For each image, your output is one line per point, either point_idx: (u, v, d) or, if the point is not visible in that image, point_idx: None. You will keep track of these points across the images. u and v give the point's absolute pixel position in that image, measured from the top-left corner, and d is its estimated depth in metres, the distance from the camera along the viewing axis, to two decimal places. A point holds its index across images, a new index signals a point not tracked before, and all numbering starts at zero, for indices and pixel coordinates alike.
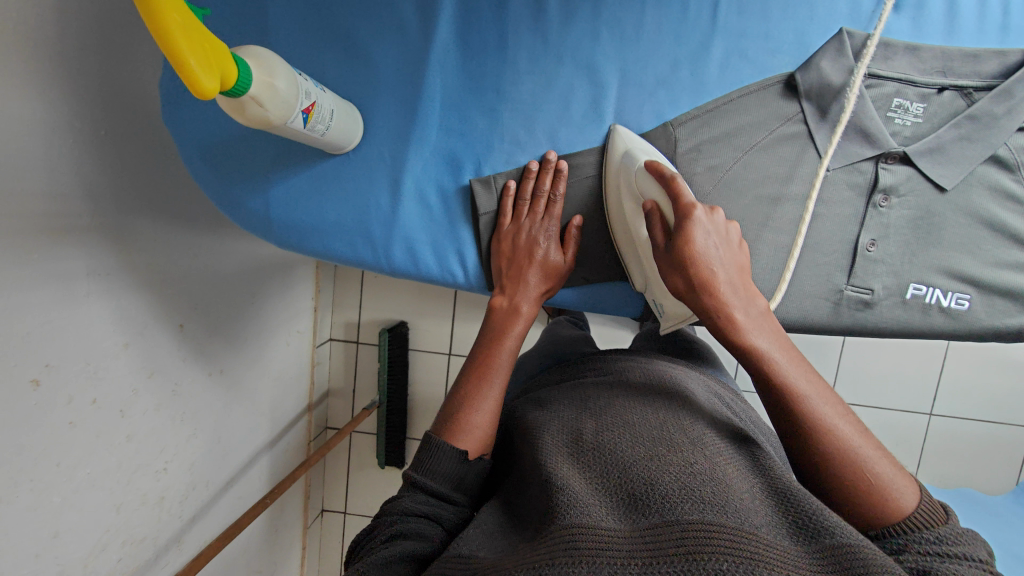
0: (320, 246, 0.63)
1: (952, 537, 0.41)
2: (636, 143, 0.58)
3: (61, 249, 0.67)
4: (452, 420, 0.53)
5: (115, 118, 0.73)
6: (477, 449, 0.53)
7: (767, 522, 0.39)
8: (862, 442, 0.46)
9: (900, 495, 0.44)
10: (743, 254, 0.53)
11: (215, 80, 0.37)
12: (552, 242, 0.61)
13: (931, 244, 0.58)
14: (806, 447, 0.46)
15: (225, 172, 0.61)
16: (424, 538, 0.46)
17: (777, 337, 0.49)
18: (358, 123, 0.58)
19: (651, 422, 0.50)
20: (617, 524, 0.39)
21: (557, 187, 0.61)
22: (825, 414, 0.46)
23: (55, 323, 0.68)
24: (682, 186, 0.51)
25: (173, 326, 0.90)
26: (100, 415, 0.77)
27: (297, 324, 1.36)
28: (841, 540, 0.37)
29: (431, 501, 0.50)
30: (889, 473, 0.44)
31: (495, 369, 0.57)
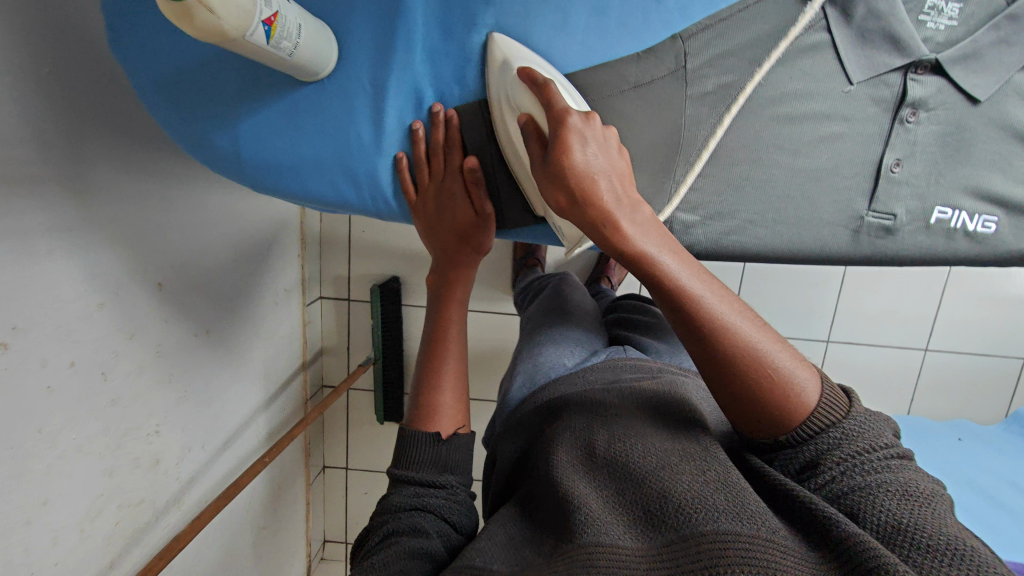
0: (299, 188, 0.58)
1: (858, 432, 0.46)
2: (515, 50, 0.52)
3: (15, 203, 0.62)
4: (421, 409, 0.64)
5: (59, 53, 0.66)
6: (450, 424, 0.64)
7: (775, 523, 0.42)
8: (767, 340, 0.47)
9: (802, 391, 0.46)
10: (623, 161, 0.51)
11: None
12: (462, 195, 0.63)
13: (960, 163, 0.54)
14: (712, 355, 0.46)
15: (185, 104, 0.54)
16: (420, 530, 0.53)
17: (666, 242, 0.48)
18: (330, 44, 0.51)
19: (659, 425, 0.52)
20: (636, 542, 0.43)
21: (451, 137, 0.58)
22: (724, 313, 0.46)
23: (16, 283, 0.63)
24: (556, 94, 0.49)
25: (150, 285, 0.85)
26: (80, 379, 0.74)
27: (285, 282, 1.31)
28: (847, 532, 0.39)
29: (417, 494, 0.58)
30: (789, 368, 0.46)
31: (448, 350, 0.69)
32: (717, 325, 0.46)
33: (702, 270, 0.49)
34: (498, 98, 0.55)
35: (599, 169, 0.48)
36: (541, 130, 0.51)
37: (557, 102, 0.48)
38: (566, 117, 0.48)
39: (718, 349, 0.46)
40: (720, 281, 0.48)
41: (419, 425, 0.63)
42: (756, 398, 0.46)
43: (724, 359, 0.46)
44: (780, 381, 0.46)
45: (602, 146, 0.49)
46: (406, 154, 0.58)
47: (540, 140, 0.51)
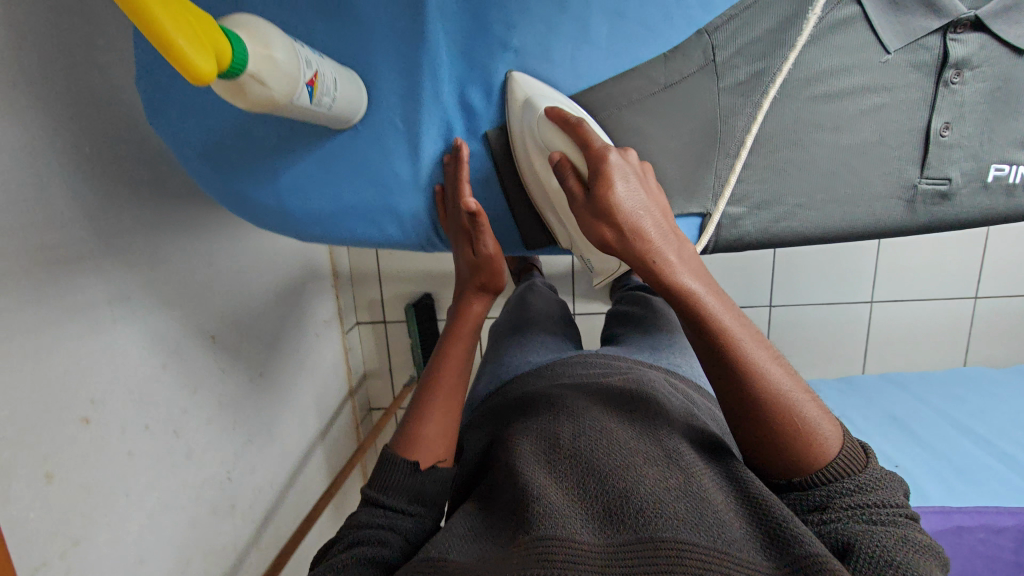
0: (345, 232, 0.59)
1: (870, 484, 0.44)
2: (537, 89, 0.53)
3: (77, 282, 0.64)
4: (405, 434, 0.57)
5: (98, 132, 0.68)
6: (429, 458, 0.55)
7: (738, 537, 0.39)
8: (795, 390, 0.46)
9: (826, 439, 0.45)
10: (660, 197, 0.51)
11: (223, 45, 0.32)
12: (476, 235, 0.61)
13: (1011, 118, 0.53)
14: (744, 392, 0.45)
15: (226, 165, 0.55)
16: (383, 544, 0.48)
17: (706, 281, 0.48)
18: (360, 90, 0.52)
19: (629, 428, 0.49)
20: (590, 537, 0.40)
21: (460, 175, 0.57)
22: (757, 357, 0.46)
23: (89, 358, 0.66)
24: (591, 133, 0.49)
25: (205, 339, 0.88)
26: (156, 439, 0.77)
27: (323, 314, 1.33)
28: (810, 550, 0.37)
29: (388, 513, 0.52)
30: (818, 419, 0.45)
31: (446, 378, 0.61)
32: (748, 364, 0.45)
33: (734, 310, 0.48)
34: (520, 134, 0.55)
35: (641, 206, 0.47)
36: (577, 168, 0.51)
37: (595, 143, 0.49)
38: (606, 157, 0.48)
39: (744, 384, 0.45)
40: (754, 325, 0.47)
41: (398, 451, 0.55)
42: (780, 438, 0.45)
43: (750, 394, 0.45)
44: (805, 429, 0.45)
45: (638, 182, 0.49)
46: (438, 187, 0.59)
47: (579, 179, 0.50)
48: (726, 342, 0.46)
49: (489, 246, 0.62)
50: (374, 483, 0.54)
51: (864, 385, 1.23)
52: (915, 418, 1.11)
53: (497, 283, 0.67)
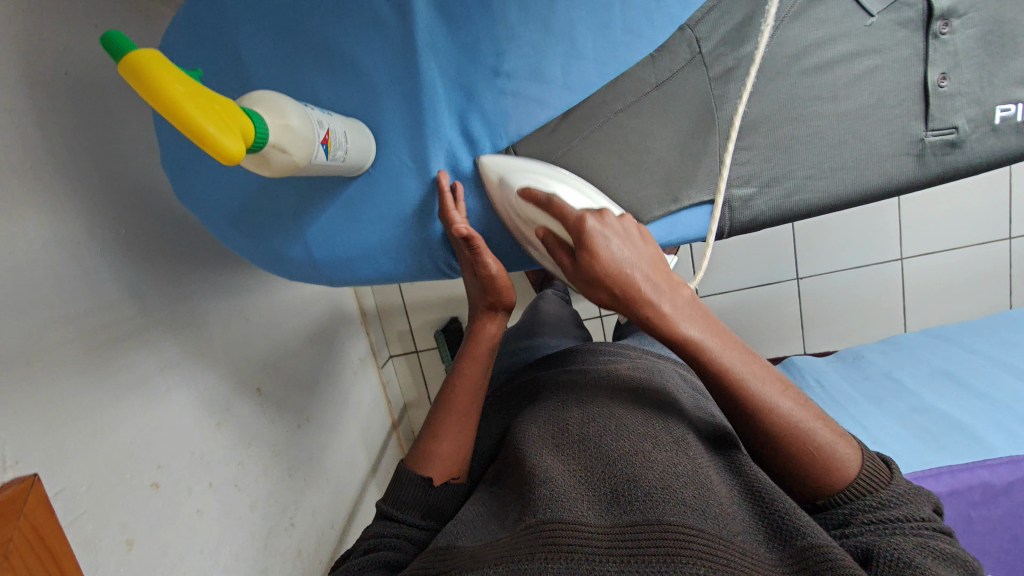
0: (372, 272, 0.62)
1: (894, 500, 0.46)
2: (509, 167, 0.57)
3: (132, 356, 0.68)
4: (421, 452, 0.61)
5: (133, 214, 0.72)
6: (442, 474, 0.60)
7: (744, 529, 0.41)
8: (808, 418, 0.48)
9: (845, 463, 0.48)
10: (654, 248, 0.51)
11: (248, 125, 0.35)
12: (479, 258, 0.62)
13: (1007, 58, 0.52)
14: (757, 427, 0.49)
15: (257, 229, 0.60)
16: (398, 549, 0.53)
17: (706, 324, 0.50)
18: (367, 137, 0.55)
19: (636, 417, 0.51)
20: (596, 519, 0.42)
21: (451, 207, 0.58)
22: (767, 394, 0.48)
23: (151, 426, 0.69)
24: (565, 206, 0.52)
25: (252, 392, 0.91)
26: (221, 495, 0.80)
27: (358, 352, 1.37)
28: (813, 541, 0.39)
29: (403, 523, 0.56)
30: (831, 443, 0.48)
31: (460, 397, 0.65)
32: (758, 403, 0.48)
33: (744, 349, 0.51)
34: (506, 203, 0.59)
35: (629, 262, 0.49)
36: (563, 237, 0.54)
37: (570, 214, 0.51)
38: (585, 226, 0.49)
39: (761, 420, 0.48)
40: (759, 360, 0.50)
41: (413, 467, 0.60)
42: (800, 461, 0.48)
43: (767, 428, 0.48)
44: (820, 454, 0.48)
45: (625, 238, 0.51)
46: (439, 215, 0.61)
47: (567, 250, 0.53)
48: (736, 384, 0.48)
49: (491, 266, 0.62)
50: (388, 500, 0.58)
51: (907, 343, 1.21)
52: (966, 369, 1.09)
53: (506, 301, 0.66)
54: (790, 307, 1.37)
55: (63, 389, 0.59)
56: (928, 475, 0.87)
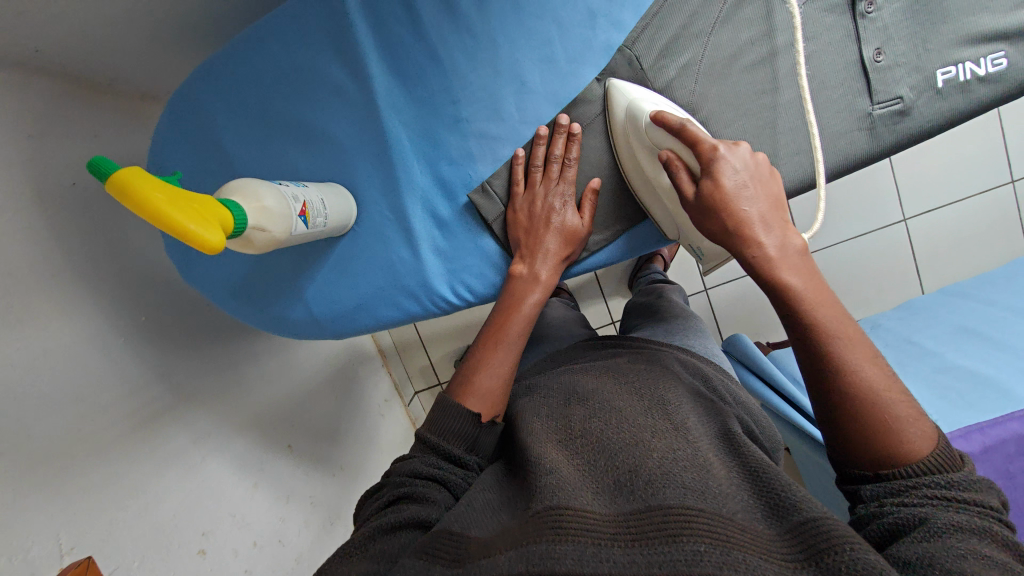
0: (372, 320, 0.65)
1: (964, 483, 0.41)
2: (638, 94, 0.56)
3: (166, 432, 0.73)
4: (468, 385, 0.57)
5: (150, 300, 0.77)
6: (488, 411, 0.56)
7: (745, 506, 0.41)
8: (891, 390, 0.44)
9: (915, 444, 0.43)
10: (776, 186, 0.53)
11: (224, 210, 0.39)
12: (569, 206, 0.61)
13: (939, 24, 0.54)
14: (837, 384, 0.45)
15: (260, 298, 0.64)
16: (431, 501, 0.49)
17: (809, 276, 0.49)
18: (347, 198, 0.59)
19: (635, 406, 0.52)
20: (602, 507, 0.41)
21: (571, 149, 0.60)
22: (852, 356, 0.46)
23: (192, 496, 0.73)
24: (699, 133, 0.51)
25: (284, 449, 0.96)
26: (266, 551, 0.83)
27: (382, 394, 1.40)
28: (808, 515, 0.39)
29: (441, 465, 0.53)
30: (908, 421, 0.44)
31: (510, 335, 0.60)
32: (838, 360, 0.46)
33: (830, 304, 0.48)
34: (626, 139, 0.59)
35: (747, 196, 0.50)
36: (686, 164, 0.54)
37: (706, 141, 0.51)
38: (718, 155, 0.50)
39: (836, 379, 0.45)
40: (855, 327, 0.48)
41: (458, 399, 0.56)
42: (873, 440, 0.44)
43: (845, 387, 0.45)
44: (892, 425, 0.44)
45: (748, 170, 0.52)
46: (523, 150, 0.60)
47: (692, 177, 0.53)
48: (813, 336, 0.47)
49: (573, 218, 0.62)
50: (431, 428, 0.55)
51: (922, 305, 1.19)
52: (986, 321, 1.07)
53: (569, 255, 0.63)
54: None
55: (105, 472, 0.63)
56: (958, 434, 0.86)
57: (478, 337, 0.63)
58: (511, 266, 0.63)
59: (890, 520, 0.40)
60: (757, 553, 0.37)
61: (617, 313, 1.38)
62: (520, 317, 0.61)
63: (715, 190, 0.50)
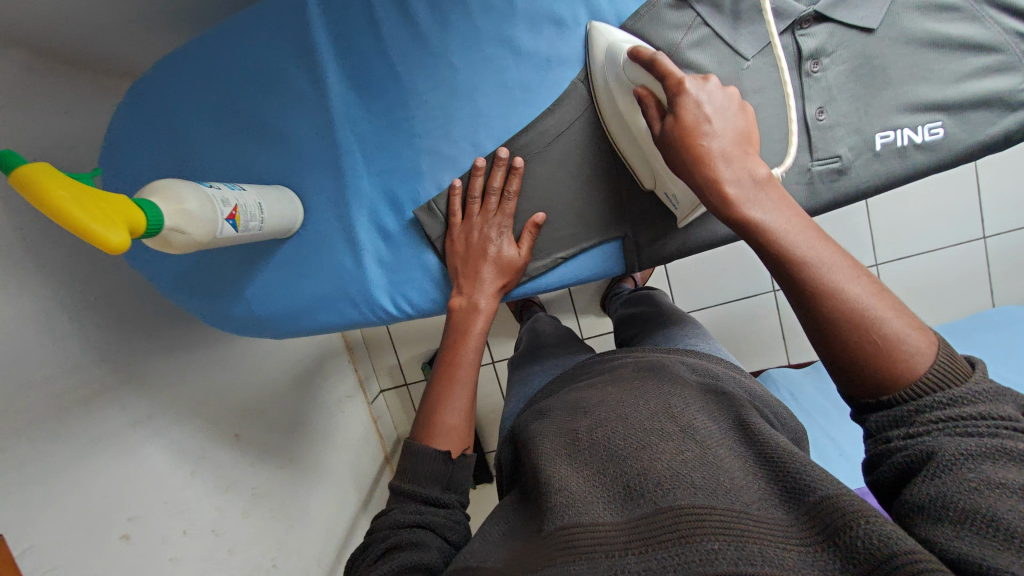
0: (311, 324, 0.65)
1: (967, 397, 0.39)
2: (616, 35, 0.55)
3: (103, 413, 0.73)
4: (426, 425, 0.58)
5: (103, 281, 0.77)
6: (457, 446, 0.58)
7: (758, 495, 0.39)
8: (879, 306, 0.42)
9: (913, 358, 0.41)
10: (745, 121, 0.50)
11: (139, 211, 0.40)
12: (504, 237, 0.62)
13: (881, 89, 0.55)
14: (821, 311, 0.43)
15: (201, 292, 0.64)
16: (420, 545, 0.48)
17: (779, 207, 0.46)
18: (293, 203, 0.60)
19: (641, 407, 0.49)
20: (613, 517, 0.40)
21: (511, 182, 0.61)
22: (831, 278, 0.43)
23: (123, 480, 0.74)
24: (668, 64, 0.49)
25: (230, 439, 0.96)
26: (197, 540, 0.83)
27: (346, 390, 1.41)
28: (828, 491, 0.37)
29: (423, 509, 0.52)
30: (903, 333, 0.41)
31: (462, 367, 0.62)
32: (820, 285, 0.43)
33: (810, 229, 0.45)
34: (604, 81, 0.57)
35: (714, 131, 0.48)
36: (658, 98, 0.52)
37: (672, 73, 0.48)
38: (681, 89, 0.47)
39: (820, 305, 0.43)
40: (835, 247, 0.44)
41: (424, 441, 0.57)
42: (865, 362, 0.42)
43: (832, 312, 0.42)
44: (887, 343, 0.41)
45: (717, 107, 0.49)
46: (459, 181, 0.61)
47: (661, 110, 0.51)
48: (792, 263, 0.44)
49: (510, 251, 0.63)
50: (402, 475, 0.55)
51: None
52: None
53: (509, 283, 0.64)
54: (775, 314, 1.29)
55: (32, 451, 0.63)
56: None
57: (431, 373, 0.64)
58: (451, 299, 0.64)
59: (900, 458, 0.39)
60: (773, 543, 0.35)
61: (586, 329, 1.38)
62: (470, 348, 0.63)
63: (676, 126, 0.49)
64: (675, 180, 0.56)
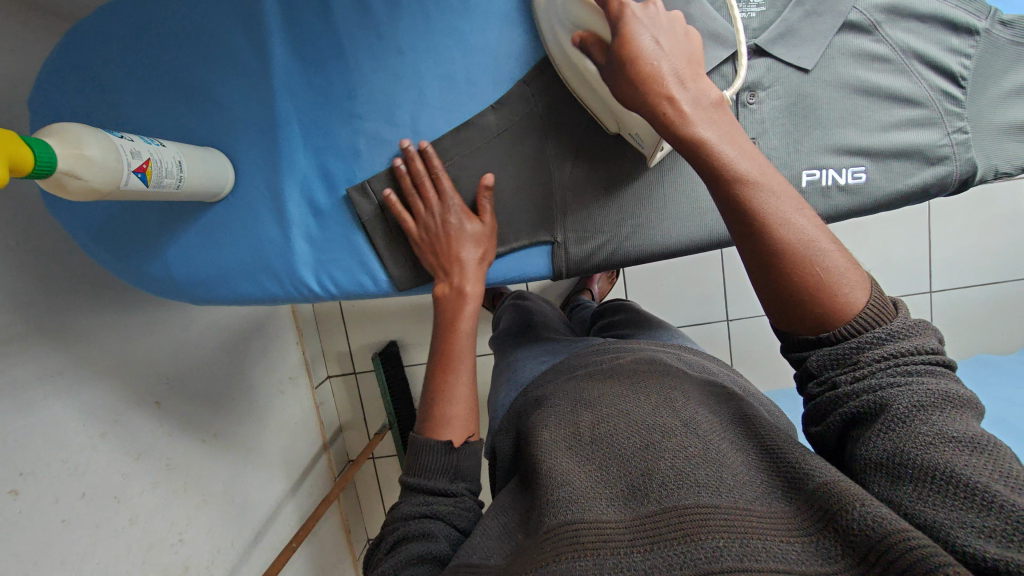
0: (231, 293, 0.64)
1: (901, 331, 0.43)
2: None
3: (7, 361, 0.70)
4: (432, 420, 0.60)
5: (25, 228, 0.75)
6: (462, 433, 0.60)
7: (758, 491, 0.40)
8: (819, 240, 0.43)
9: (849, 292, 0.43)
10: (691, 46, 0.48)
11: (28, 149, 0.38)
12: (462, 215, 0.61)
13: (812, 128, 0.57)
14: (764, 248, 0.43)
15: (119, 247, 0.61)
16: (428, 534, 0.51)
17: (727, 130, 0.46)
18: (224, 167, 0.59)
19: (643, 403, 0.50)
20: (617, 514, 0.41)
21: (437, 166, 0.60)
22: (780, 211, 0.43)
23: (19, 433, 0.71)
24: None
25: (150, 406, 0.93)
26: (94, 505, 0.80)
27: (288, 371, 1.38)
28: (826, 481, 0.38)
29: (429, 499, 0.55)
30: (841, 269, 0.43)
31: (458, 356, 0.63)
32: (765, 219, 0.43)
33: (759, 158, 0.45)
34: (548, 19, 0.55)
35: (662, 51, 0.45)
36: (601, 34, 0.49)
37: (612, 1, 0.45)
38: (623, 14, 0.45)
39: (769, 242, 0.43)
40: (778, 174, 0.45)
41: (428, 436, 0.59)
42: (808, 303, 0.43)
43: (776, 244, 0.43)
44: (829, 278, 0.42)
45: (662, 29, 0.47)
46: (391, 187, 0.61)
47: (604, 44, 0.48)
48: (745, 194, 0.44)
49: (475, 229, 0.62)
50: (410, 471, 0.57)
51: None
52: None
53: (490, 253, 0.63)
54: (723, 341, 1.30)
55: None
56: None
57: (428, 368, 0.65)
58: (437, 288, 0.64)
59: (853, 409, 0.42)
60: (777, 540, 0.36)
61: None
62: (462, 334, 0.64)
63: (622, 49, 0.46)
64: (632, 116, 0.54)
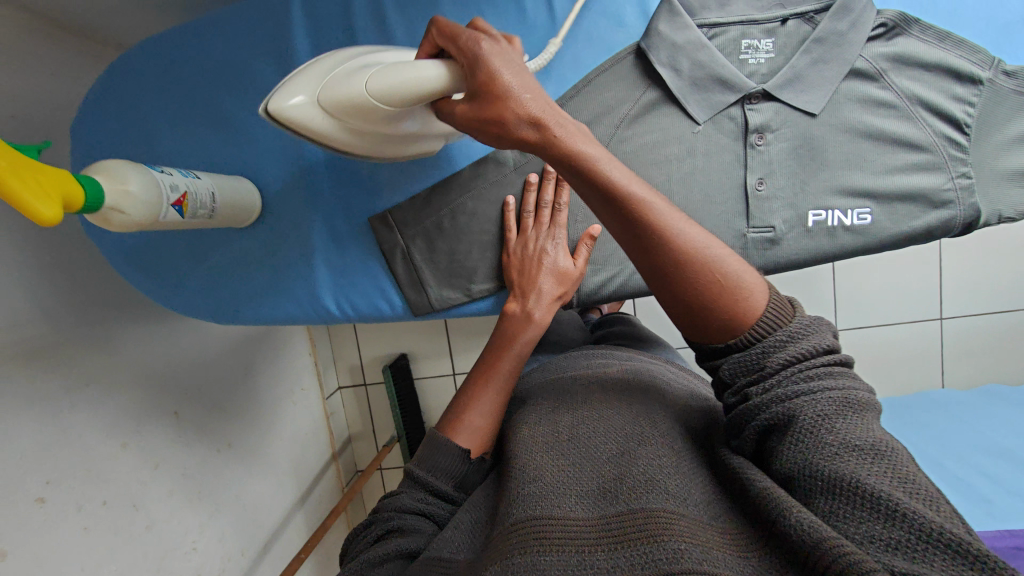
0: (253, 314, 0.66)
1: (801, 331, 0.45)
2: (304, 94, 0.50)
3: (38, 372, 0.73)
4: (452, 419, 0.59)
5: (59, 244, 0.78)
6: (477, 445, 0.57)
7: (714, 507, 0.41)
8: (712, 245, 0.45)
9: (749, 296, 0.45)
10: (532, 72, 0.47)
11: (77, 186, 0.41)
12: (559, 249, 0.62)
13: (818, 169, 0.58)
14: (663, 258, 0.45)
15: (149, 269, 0.64)
16: (421, 533, 0.49)
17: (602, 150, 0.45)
18: (251, 194, 0.62)
19: (619, 414, 0.51)
20: (584, 512, 0.41)
21: (560, 195, 0.63)
22: (667, 222, 0.44)
23: (46, 442, 0.73)
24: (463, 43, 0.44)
25: (168, 416, 0.96)
26: (113, 513, 0.83)
27: (300, 382, 1.40)
28: (764, 489, 0.39)
29: (433, 499, 0.53)
30: (738, 271, 0.45)
31: (499, 373, 0.62)
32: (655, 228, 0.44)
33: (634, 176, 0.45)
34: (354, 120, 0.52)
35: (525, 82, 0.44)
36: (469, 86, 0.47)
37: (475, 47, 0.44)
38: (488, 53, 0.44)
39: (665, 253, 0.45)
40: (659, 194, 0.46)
41: (447, 435, 0.56)
42: (713, 308, 0.45)
43: (674, 261, 0.44)
44: (726, 281, 0.45)
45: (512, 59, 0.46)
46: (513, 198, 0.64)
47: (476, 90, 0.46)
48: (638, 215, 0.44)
49: (564, 262, 0.63)
50: (419, 463, 0.55)
51: None
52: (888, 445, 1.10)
53: (565, 291, 0.63)
54: None
55: None
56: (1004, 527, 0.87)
57: (467, 375, 0.64)
58: (507, 304, 0.65)
59: (762, 420, 0.43)
60: (728, 553, 0.37)
61: None
62: (511, 357, 0.63)
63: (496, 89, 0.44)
64: None
